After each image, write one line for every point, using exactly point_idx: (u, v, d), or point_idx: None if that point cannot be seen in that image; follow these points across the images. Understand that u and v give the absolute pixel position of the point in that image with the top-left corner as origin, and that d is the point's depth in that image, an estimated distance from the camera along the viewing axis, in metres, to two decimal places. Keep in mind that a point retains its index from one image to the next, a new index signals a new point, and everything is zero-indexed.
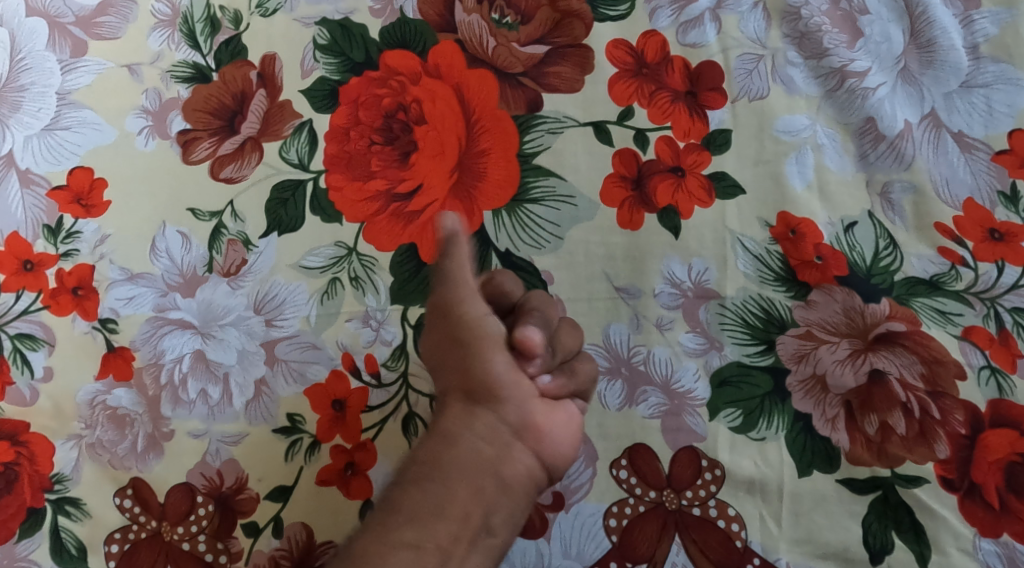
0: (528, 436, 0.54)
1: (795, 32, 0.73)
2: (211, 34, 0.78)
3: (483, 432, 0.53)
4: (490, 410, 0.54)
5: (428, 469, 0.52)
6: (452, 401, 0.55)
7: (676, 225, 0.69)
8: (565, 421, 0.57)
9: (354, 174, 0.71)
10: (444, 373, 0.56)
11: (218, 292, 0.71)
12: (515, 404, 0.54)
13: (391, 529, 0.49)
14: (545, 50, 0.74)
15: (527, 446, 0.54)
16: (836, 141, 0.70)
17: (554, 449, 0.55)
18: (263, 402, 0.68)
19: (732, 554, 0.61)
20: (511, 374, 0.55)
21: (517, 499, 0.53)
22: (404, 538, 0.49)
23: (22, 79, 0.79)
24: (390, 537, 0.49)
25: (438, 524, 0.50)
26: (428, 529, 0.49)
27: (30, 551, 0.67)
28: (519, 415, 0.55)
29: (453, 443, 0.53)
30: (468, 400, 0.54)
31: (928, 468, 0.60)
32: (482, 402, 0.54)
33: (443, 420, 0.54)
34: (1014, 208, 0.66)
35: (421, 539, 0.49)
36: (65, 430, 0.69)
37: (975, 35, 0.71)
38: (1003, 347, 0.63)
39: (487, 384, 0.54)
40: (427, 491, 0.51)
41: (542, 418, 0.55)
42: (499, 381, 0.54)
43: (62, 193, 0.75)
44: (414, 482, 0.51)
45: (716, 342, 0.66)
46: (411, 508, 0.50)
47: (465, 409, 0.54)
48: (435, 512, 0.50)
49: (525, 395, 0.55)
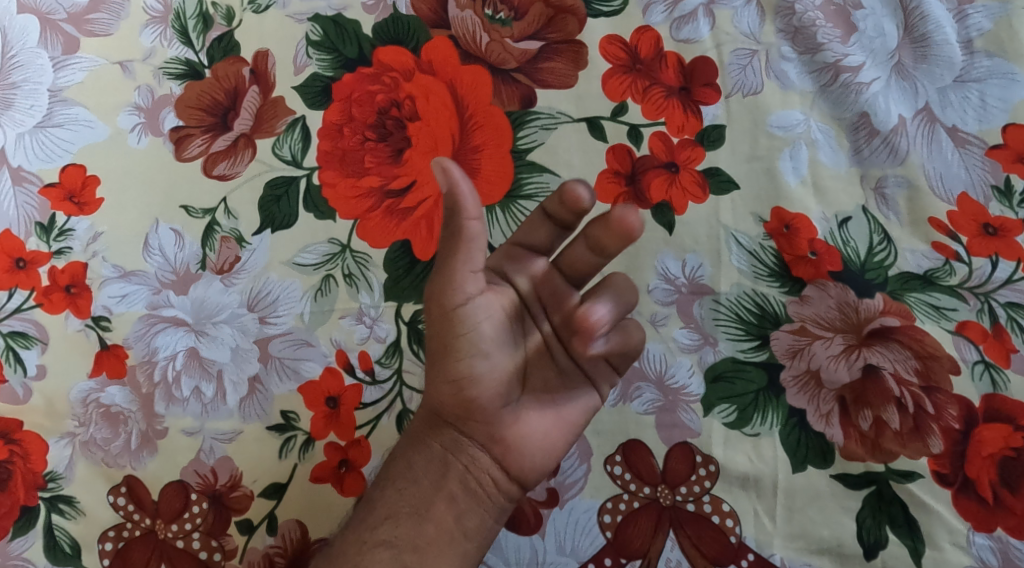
0: (496, 448, 0.57)
1: (789, 27, 0.73)
2: (203, 31, 0.78)
3: (449, 444, 0.57)
4: (452, 424, 0.58)
5: (403, 471, 0.58)
6: (421, 413, 0.59)
7: (670, 221, 0.68)
8: (541, 432, 0.58)
9: (348, 171, 0.71)
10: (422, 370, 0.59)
11: (212, 290, 0.71)
12: (475, 418, 0.57)
13: (371, 529, 0.56)
14: (539, 46, 0.74)
15: (495, 459, 0.57)
16: (830, 136, 0.70)
17: (524, 465, 0.58)
18: (257, 399, 0.68)
19: (726, 550, 0.61)
20: (474, 382, 0.56)
21: (490, 505, 0.57)
22: (382, 537, 0.56)
23: (14, 76, 0.79)
24: (370, 535, 0.56)
25: (415, 525, 0.56)
26: (403, 528, 0.56)
27: (24, 549, 0.67)
28: (484, 426, 0.57)
29: (422, 449, 0.58)
30: (431, 416, 0.58)
31: (921, 462, 0.60)
32: (444, 416, 0.58)
33: (412, 431, 0.60)
34: (1008, 203, 0.66)
35: (396, 538, 0.55)
36: (58, 429, 0.69)
37: (970, 29, 0.71)
38: (998, 342, 0.63)
39: (448, 396, 0.57)
40: (404, 493, 0.57)
41: (514, 431, 0.57)
42: (462, 390, 0.56)
43: (54, 190, 0.75)
44: (391, 482, 0.58)
45: (710, 338, 0.66)
46: (390, 509, 0.57)
47: (430, 422, 0.58)
48: (412, 514, 0.56)
49: (488, 410, 0.57)
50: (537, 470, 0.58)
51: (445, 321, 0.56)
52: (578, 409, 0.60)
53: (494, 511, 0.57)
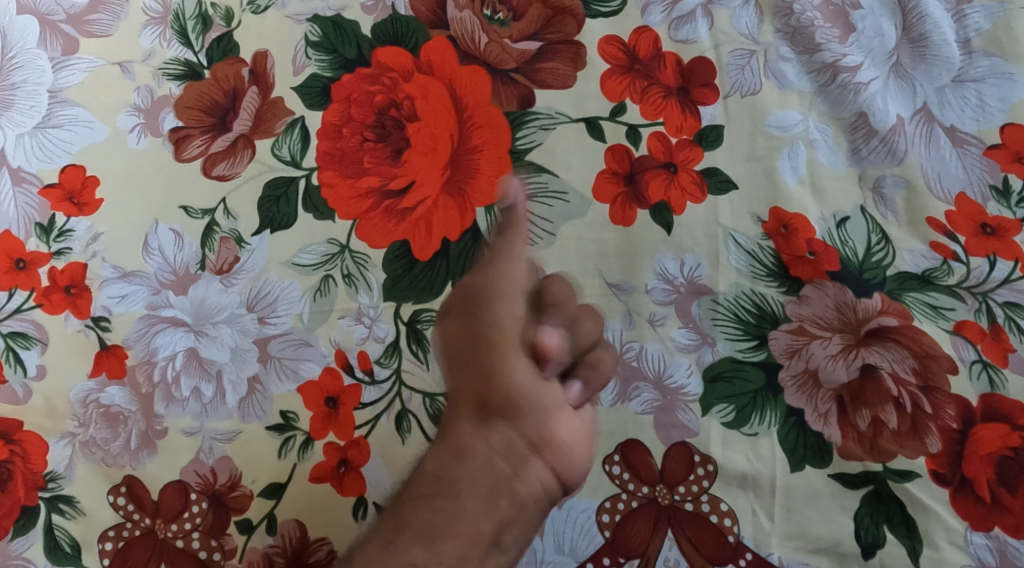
0: (543, 450, 0.57)
1: (787, 27, 0.73)
2: (202, 32, 0.78)
3: (500, 446, 0.56)
4: (507, 423, 0.57)
5: (438, 486, 0.55)
6: (466, 413, 0.58)
7: (668, 220, 0.69)
8: (576, 434, 0.60)
9: (347, 171, 0.71)
10: (462, 378, 0.60)
11: (211, 290, 0.71)
12: (532, 418, 0.57)
13: (402, 551, 0.53)
14: (537, 46, 0.74)
15: (544, 461, 0.57)
16: (828, 136, 0.70)
17: (568, 465, 0.59)
18: (256, 399, 0.68)
19: (724, 549, 0.61)
20: (537, 385, 0.57)
21: (528, 515, 0.57)
22: (414, 560, 0.52)
23: (14, 77, 0.79)
24: (400, 557, 0.52)
25: (452, 543, 0.53)
26: (442, 550, 0.53)
27: (24, 549, 0.67)
28: (539, 428, 0.57)
29: (466, 458, 0.56)
30: (484, 414, 0.57)
31: (919, 462, 0.60)
32: (500, 414, 0.57)
33: (457, 433, 0.58)
34: (1006, 203, 0.66)
35: (432, 559, 0.52)
36: (58, 429, 0.69)
37: (968, 29, 0.71)
38: (995, 342, 0.63)
39: (510, 394, 0.57)
40: (439, 510, 0.54)
41: (560, 434, 0.58)
42: (521, 388, 0.57)
43: (54, 191, 0.75)
44: (426, 499, 0.55)
45: (708, 338, 0.66)
46: (422, 529, 0.53)
47: (483, 420, 0.57)
48: (448, 531, 0.53)
49: (544, 410, 0.57)
50: (570, 471, 0.59)
51: (500, 328, 0.59)
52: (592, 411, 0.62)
53: (531, 519, 0.57)
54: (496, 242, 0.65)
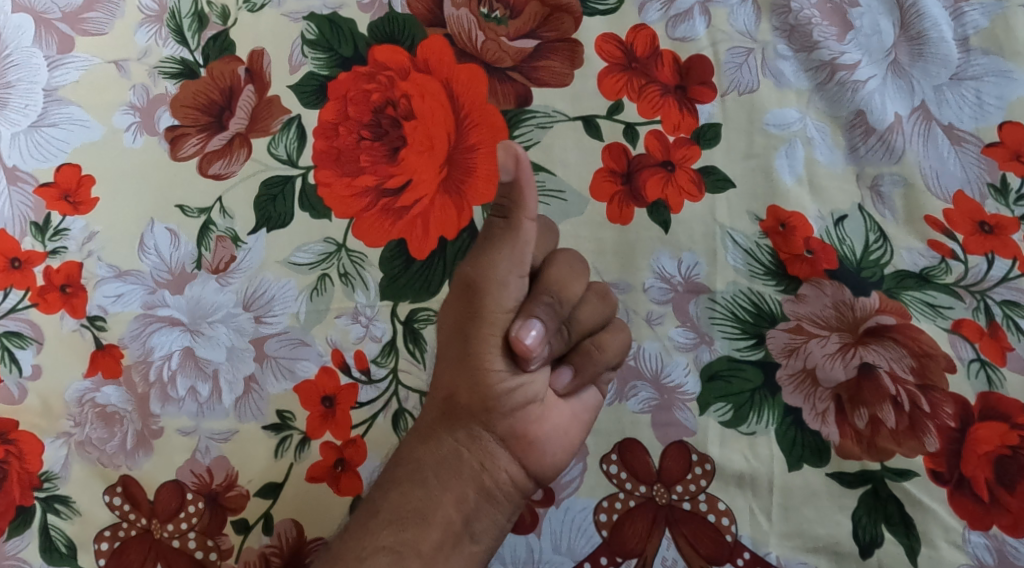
0: (512, 444, 0.57)
1: (785, 25, 0.73)
2: (198, 30, 0.77)
3: (466, 439, 0.56)
4: (473, 418, 0.56)
5: (409, 472, 0.56)
6: (436, 404, 0.57)
7: (665, 219, 0.68)
8: (556, 427, 0.59)
9: (343, 170, 0.71)
10: (442, 367, 0.57)
11: (207, 289, 0.71)
12: (500, 413, 0.56)
13: (372, 534, 0.54)
14: (534, 45, 0.74)
15: (514, 456, 0.56)
16: (826, 135, 0.70)
17: (542, 464, 0.58)
18: (252, 399, 0.68)
19: (722, 549, 0.61)
20: (508, 380, 0.55)
21: (501, 506, 0.56)
22: (383, 542, 0.54)
23: (9, 75, 0.79)
24: (370, 540, 0.54)
25: (420, 530, 0.54)
26: (408, 533, 0.54)
27: (20, 549, 0.67)
28: (508, 422, 0.56)
29: (433, 447, 0.56)
30: (451, 408, 0.56)
31: (917, 460, 0.60)
32: (466, 410, 0.56)
33: (427, 423, 0.58)
34: (1004, 201, 0.66)
35: (399, 543, 0.54)
36: (53, 428, 0.69)
37: (966, 27, 0.70)
38: (993, 340, 0.63)
39: (478, 391, 0.55)
40: (410, 495, 0.55)
41: (534, 429, 0.57)
42: (491, 386, 0.55)
43: (49, 190, 0.75)
44: (396, 485, 0.56)
45: (705, 337, 0.66)
46: (393, 513, 0.55)
47: (449, 414, 0.57)
48: (418, 519, 0.54)
49: (513, 406, 0.56)
50: (550, 463, 0.58)
51: (484, 322, 0.54)
52: (588, 401, 0.62)
53: (505, 512, 0.57)
54: (500, 219, 0.54)
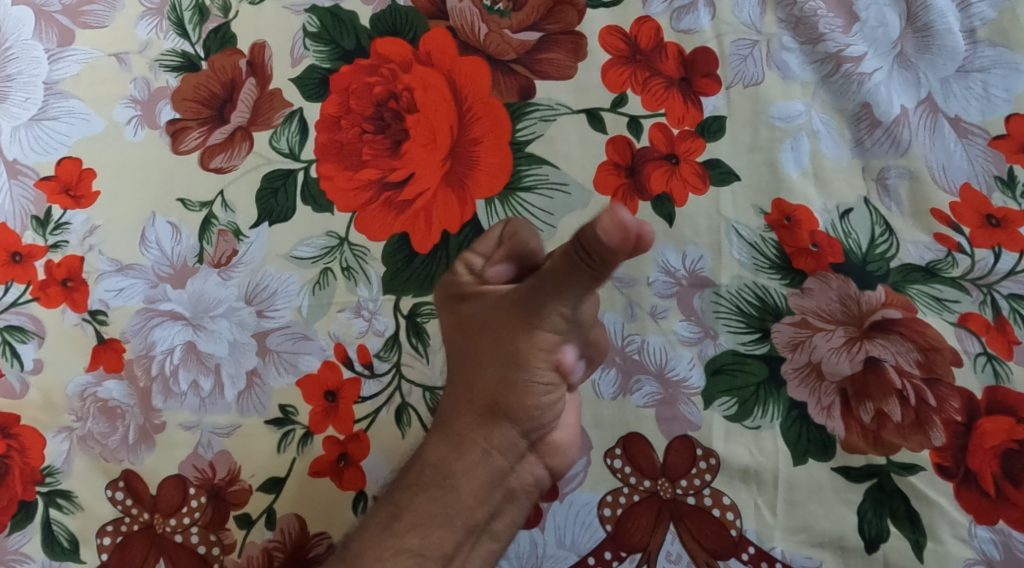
0: (542, 449, 0.57)
1: (790, 17, 0.72)
2: (199, 22, 0.77)
3: (500, 444, 0.56)
4: (512, 425, 0.55)
5: (439, 477, 0.56)
6: (472, 407, 0.56)
7: (670, 212, 0.68)
8: (575, 431, 0.60)
9: (345, 164, 0.71)
10: (484, 370, 0.55)
11: (209, 283, 0.70)
12: (538, 423, 0.56)
13: (397, 535, 0.56)
14: (537, 37, 0.73)
15: (541, 461, 0.57)
16: (832, 127, 0.69)
17: (564, 465, 0.59)
18: (254, 393, 0.67)
19: (726, 543, 0.61)
20: (550, 392, 0.55)
21: (522, 505, 0.58)
22: (407, 545, 0.55)
23: (9, 69, 0.78)
24: (393, 542, 0.55)
25: (440, 531, 0.56)
26: (431, 537, 0.56)
27: (22, 544, 0.66)
28: (541, 430, 0.56)
29: (463, 453, 0.56)
30: (490, 412, 0.55)
31: (923, 455, 0.60)
32: (506, 416, 0.55)
33: (457, 425, 0.56)
34: (1011, 194, 0.65)
35: (424, 547, 0.55)
36: (55, 423, 0.69)
37: (973, 19, 0.70)
38: (1000, 334, 0.62)
39: (523, 399, 0.54)
40: (437, 500, 0.56)
41: (559, 435, 0.58)
42: (538, 397, 0.55)
43: (50, 183, 0.74)
44: (422, 489, 0.56)
45: (710, 330, 0.65)
46: (417, 517, 0.56)
47: (485, 419, 0.55)
48: (442, 521, 0.56)
49: (549, 416, 0.56)
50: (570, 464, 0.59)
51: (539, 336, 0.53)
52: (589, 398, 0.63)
53: (522, 509, 0.58)
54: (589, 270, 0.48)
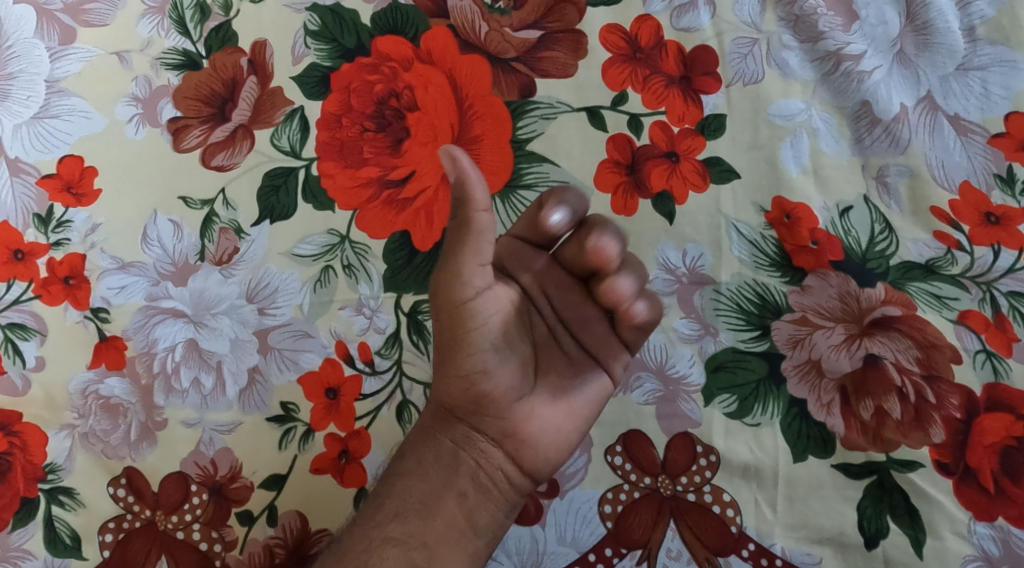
0: (507, 443, 0.58)
1: (790, 16, 0.72)
2: (200, 21, 0.77)
3: (460, 439, 0.58)
4: (462, 419, 0.58)
5: (413, 468, 0.58)
6: (432, 406, 0.60)
7: (670, 210, 0.68)
8: (550, 424, 0.59)
9: (346, 162, 0.71)
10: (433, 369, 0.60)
11: (211, 281, 0.70)
12: (485, 414, 0.57)
13: (381, 525, 0.56)
14: (538, 35, 0.73)
15: (509, 455, 0.58)
16: (831, 125, 0.69)
17: (537, 459, 0.58)
18: (256, 391, 0.67)
19: (727, 539, 0.61)
20: (484, 380, 0.57)
21: (499, 500, 0.58)
22: (392, 534, 0.55)
23: (10, 67, 0.78)
24: (379, 532, 0.55)
25: (424, 522, 0.56)
26: (413, 525, 0.56)
27: (24, 541, 0.66)
28: (494, 422, 0.58)
29: (431, 448, 0.58)
30: (444, 410, 0.59)
31: (922, 452, 0.60)
32: (455, 412, 0.58)
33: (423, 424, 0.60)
34: (1010, 191, 0.66)
35: (406, 535, 0.55)
36: (58, 420, 0.69)
37: (972, 17, 0.70)
38: (999, 331, 0.62)
39: (458, 392, 0.57)
40: (413, 489, 0.57)
41: (526, 427, 0.58)
42: (472, 388, 0.57)
43: (52, 181, 0.74)
44: (399, 478, 0.58)
45: (710, 328, 0.65)
46: (398, 506, 0.56)
47: (443, 416, 0.59)
48: (422, 511, 0.56)
49: (497, 407, 0.57)
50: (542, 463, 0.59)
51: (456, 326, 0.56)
52: (591, 396, 0.61)
53: (502, 505, 0.58)
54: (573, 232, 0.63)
